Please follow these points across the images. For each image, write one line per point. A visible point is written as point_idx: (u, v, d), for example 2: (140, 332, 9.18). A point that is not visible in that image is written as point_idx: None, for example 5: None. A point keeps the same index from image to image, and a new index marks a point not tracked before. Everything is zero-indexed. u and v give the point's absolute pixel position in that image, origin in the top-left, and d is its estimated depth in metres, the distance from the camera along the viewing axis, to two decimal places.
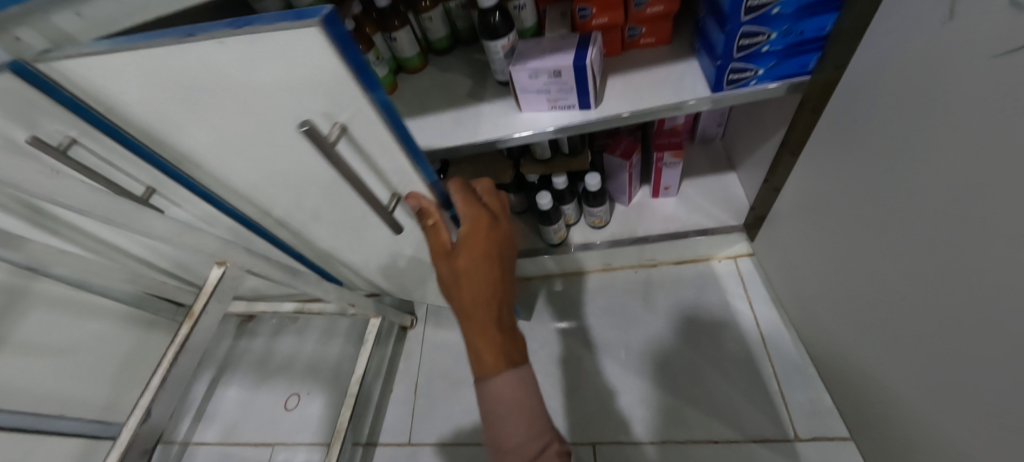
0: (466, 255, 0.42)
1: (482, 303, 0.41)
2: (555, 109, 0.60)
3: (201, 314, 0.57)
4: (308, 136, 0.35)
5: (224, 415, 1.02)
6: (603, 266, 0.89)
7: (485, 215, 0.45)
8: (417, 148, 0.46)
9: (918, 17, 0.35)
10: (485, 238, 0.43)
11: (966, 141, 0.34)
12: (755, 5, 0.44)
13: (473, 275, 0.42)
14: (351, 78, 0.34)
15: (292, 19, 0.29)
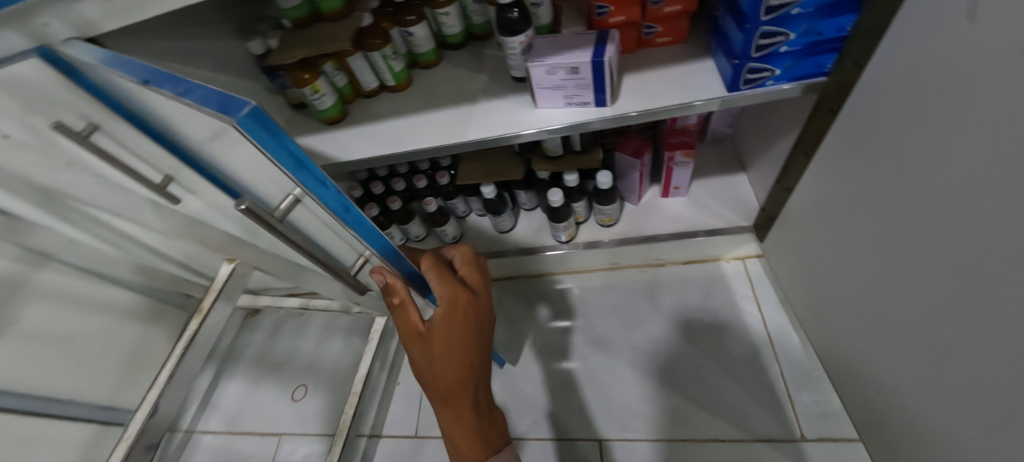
0: (442, 337, 0.48)
1: (457, 379, 0.48)
2: (570, 106, 0.60)
3: (210, 310, 0.63)
4: (246, 213, 0.39)
5: (228, 407, 1.03)
6: (611, 265, 0.89)
7: (460, 296, 0.51)
8: (364, 220, 0.51)
9: (938, 18, 0.36)
10: (461, 318, 0.50)
11: (982, 143, 0.34)
12: (774, 5, 0.44)
13: (449, 354, 0.48)
14: (275, 159, 0.38)
15: (215, 109, 0.33)
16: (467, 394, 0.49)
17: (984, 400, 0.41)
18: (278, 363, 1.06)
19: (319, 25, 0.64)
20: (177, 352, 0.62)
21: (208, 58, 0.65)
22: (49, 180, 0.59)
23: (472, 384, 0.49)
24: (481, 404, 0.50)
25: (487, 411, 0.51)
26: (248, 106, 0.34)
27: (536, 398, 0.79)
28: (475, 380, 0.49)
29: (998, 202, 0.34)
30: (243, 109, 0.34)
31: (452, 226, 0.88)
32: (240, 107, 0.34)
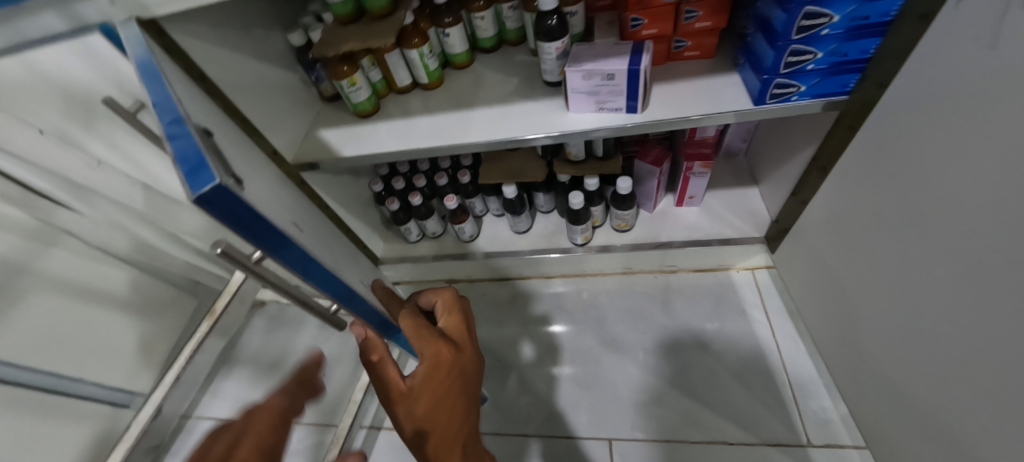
0: (424, 398, 0.46)
1: (443, 440, 0.46)
2: (601, 111, 0.63)
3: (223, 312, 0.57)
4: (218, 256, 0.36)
5: (230, 393, 1.01)
6: (624, 270, 0.92)
7: (441, 352, 0.48)
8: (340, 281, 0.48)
9: (962, 42, 0.39)
10: (444, 376, 0.47)
11: (994, 160, 0.37)
12: (806, 26, 0.47)
13: (432, 414, 0.46)
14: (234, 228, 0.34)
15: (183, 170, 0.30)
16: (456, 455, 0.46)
17: (984, 403, 0.43)
18: (277, 355, 1.01)
19: (363, 21, 0.66)
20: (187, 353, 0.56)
21: (250, 46, 0.66)
22: (80, 174, 0.68)
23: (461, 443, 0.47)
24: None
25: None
26: (208, 187, 0.29)
27: (547, 397, 0.81)
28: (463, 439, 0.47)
29: (1004, 215, 0.37)
30: (201, 188, 0.29)
31: (470, 224, 0.90)
32: (202, 183, 0.30)
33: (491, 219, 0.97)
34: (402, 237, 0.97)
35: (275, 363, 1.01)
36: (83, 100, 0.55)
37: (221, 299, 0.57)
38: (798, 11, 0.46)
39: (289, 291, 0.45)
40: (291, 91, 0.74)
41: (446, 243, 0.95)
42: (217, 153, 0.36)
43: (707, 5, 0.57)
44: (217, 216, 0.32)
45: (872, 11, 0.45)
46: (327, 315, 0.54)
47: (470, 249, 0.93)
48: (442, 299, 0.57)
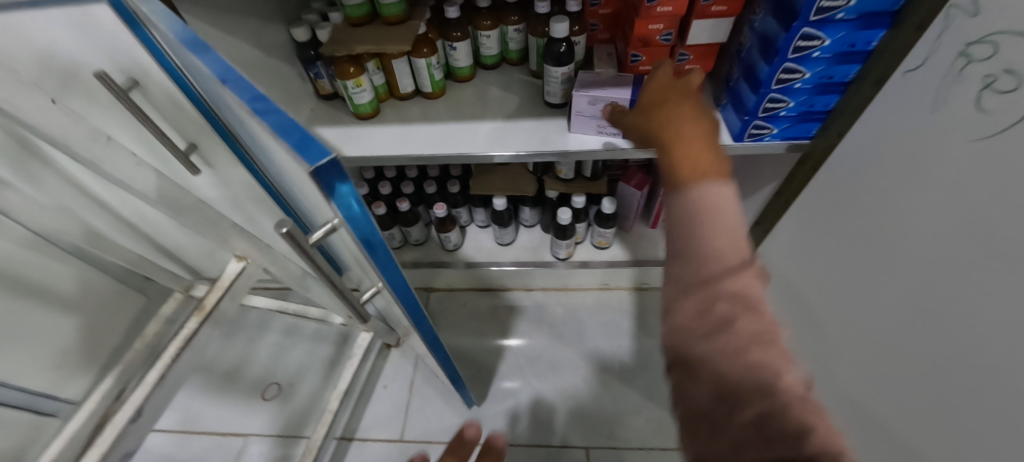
0: (717, 308, 0.28)
1: (739, 426, 0.25)
2: (601, 134, 0.69)
3: (214, 309, 0.50)
4: (283, 237, 0.34)
5: (181, 403, 0.90)
6: (601, 286, 0.98)
7: (699, 155, 0.34)
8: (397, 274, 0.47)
9: (911, 105, 0.48)
10: (754, 285, 0.28)
11: (925, 205, 0.47)
12: (784, 79, 0.55)
13: (734, 352, 0.27)
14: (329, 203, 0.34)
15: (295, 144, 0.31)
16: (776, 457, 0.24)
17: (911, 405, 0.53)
18: (237, 362, 0.95)
19: (376, 26, 0.67)
20: (171, 352, 0.48)
21: (248, 35, 0.65)
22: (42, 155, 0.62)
23: (786, 430, 0.24)
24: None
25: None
26: (325, 159, 0.30)
27: (527, 407, 0.85)
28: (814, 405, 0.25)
29: (933, 249, 0.47)
30: (320, 160, 0.30)
31: (456, 233, 0.91)
32: (317, 156, 0.31)
33: (474, 229, 0.98)
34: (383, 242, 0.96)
35: (231, 374, 0.93)
36: (66, 71, 0.48)
37: (210, 295, 0.51)
38: (780, 66, 0.53)
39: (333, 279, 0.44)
40: (286, 86, 0.72)
41: (429, 251, 0.96)
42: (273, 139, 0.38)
43: (698, 51, 0.65)
44: (325, 192, 0.33)
45: (835, 73, 0.54)
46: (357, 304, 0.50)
47: (453, 258, 0.95)
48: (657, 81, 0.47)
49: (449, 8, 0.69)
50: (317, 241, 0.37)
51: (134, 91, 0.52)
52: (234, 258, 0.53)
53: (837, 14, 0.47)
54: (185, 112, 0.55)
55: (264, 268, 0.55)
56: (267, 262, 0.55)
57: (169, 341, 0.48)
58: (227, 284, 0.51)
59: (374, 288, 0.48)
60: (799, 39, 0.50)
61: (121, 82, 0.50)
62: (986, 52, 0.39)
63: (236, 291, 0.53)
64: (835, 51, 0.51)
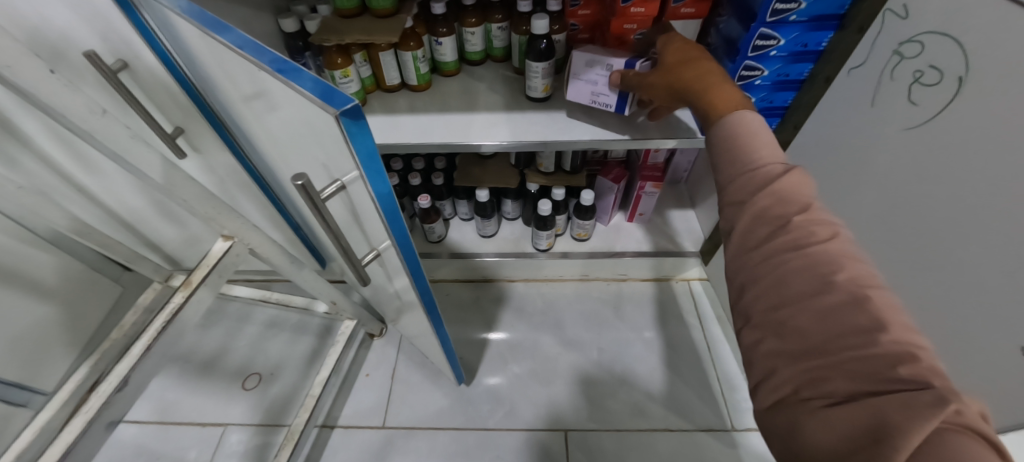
0: (791, 233, 0.34)
1: (824, 338, 0.30)
2: (593, 103, 0.70)
3: (201, 285, 0.51)
4: (298, 190, 0.34)
5: (157, 393, 0.89)
6: (581, 277, 1.02)
7: (725, 92, 0.45)
8: (407, 236, 0.47)
9: (856, 100, 0.53)
10: (803, 185, 0.36)
11: None
12: (746, 75, 0.59)
13: (818, 275, 0.31)
14: (353, 161, 0.33)
15: (319, 95, 0.29)
16: (860, 369, 0.27)
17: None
18: (217, 352, 0.94)
19: (366, 18, 0.70)
20: (157, 325, 0.48)
21: (239, 24, 0.67)
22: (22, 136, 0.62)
23: (873, 350, 0.27)
24: (912, 388, 0.25)
25: (954, 410, 0.23)
26: (350, 105, 0.29)
27: (507, 393, 0.87)
28: (909, 334, 0.28)
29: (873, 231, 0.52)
30: (346, 105, 0.29)
31: (440, 224, 0.94)
32: (342, 102, 0.29)
33: (458, 221, 1.01)
34: None
35: (211, 363, 0.93)
36: (56, 49, 0.49)
37: (196, 272, 0.52)
38: (741, 63, 0.58)
39: (341, 243, 0.44)
40: None
41: (413, 242, 0.98)
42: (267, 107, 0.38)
43: None
44: (346, 136, 0.31)
45: (791, 71, 0.59)
46: (360, 267, 0.49)
47: (437, 249, 0.97)
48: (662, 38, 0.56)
49: (436, 4, 0.72)
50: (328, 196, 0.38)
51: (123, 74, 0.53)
52: (221, 237, 0.54)
53: (790, 16, 0.52)
54: (173, 95, 0.55)
55: (250, 248, 0.56)
56: (255, 241, 0.56)
57: (155, 316, 0.49)
58: (213, 261, 0.52)
59: (373, 251, 0.49)
60: (757, 38, 0.55)
61: (109, 63, 0.51)
62: (914, 50, 0.44)
63: (222, 270, 0.55)
64: (790, 50, 0.56)
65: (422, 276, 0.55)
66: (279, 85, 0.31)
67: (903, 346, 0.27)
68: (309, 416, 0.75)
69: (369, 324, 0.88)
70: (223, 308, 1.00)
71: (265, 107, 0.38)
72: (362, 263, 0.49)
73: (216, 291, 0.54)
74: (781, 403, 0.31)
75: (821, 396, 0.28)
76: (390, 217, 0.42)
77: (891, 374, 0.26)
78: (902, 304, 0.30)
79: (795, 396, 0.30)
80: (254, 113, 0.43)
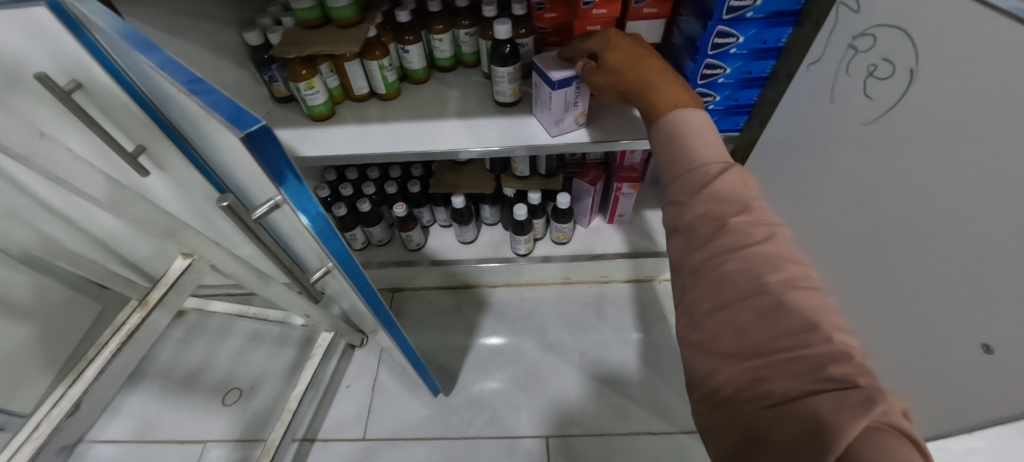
0: (731, 234, 0.34)
1: (759, 339, 0.30)
2: (556, 94, 0.64)
3: (159, 304, 0.51)
4: (224, 210, 0.36)
5: (136, 410, 0.89)
6: (563, 280, 1.01)
7: (673, 94, 0.46)
8: (345, 251, 0.48)
9: (815, 94, 0.52)
10: (742, 184, 0.36)
11: (828, 187, 0.51)
12: (708, 74, 0.59)
13: (753, 277, 0.31)
14: (268, 179, 0.35)
15: (227, 121, 0.31)
16: (794, 371, 0.27)
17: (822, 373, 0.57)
18: (197, 367, 0.94)
19: (328, 29, 0.69)
20: (112, 346, 0.48)
21: (200, 37, 0.66)
22: None
23: (808, 350, 0.27)
24: (843, 388, 0.25)
25: (881, 409, 0.23)
26: (255, 126, 0.30)
27: (488, 400, 0.86)
28: (840, 334, 0.28)
29: (835, 227, 0.51)
30: (250, 127, 0.30)
31: (419, 232, 0.93)
32: (247, 124, 0.31)
33: (437, 228, 1.01)
34: None
35: (192, 379, 0.92)
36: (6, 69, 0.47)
37: (155, 291, 0.52)
38: (702, 62, 0.57)
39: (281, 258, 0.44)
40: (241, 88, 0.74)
41: (393, 251, 0.98)
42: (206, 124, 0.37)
43: None
44: (257, 158, 0.32)
45: (754, 68, 0.59)
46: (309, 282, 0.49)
47: (417, 257, 0.97)
48: (614, 41, 0.53)
49: (400, 13, 0.72)
50: (262, 215, 0.38)
51: (76, 94, 0.50)
52: (180, 256, 0.54)
53: (746, 13, 0.52)
54: (130, 111, 0.54)
55: (213, 265, 0.56)
56: (216, 258, 0.55)
57: (112, 337, 0.49)
58: (171, 280, 0.52)
59: (324, 268, 0.49)
60: (716, 36, 0.54)
61: (60, 84, 0.49)
62: (867, 44, 0.44)
63: (183, 287, 0.54)
64: (750, 47, 0.56)
65: (370, 288, 0.56)
66: (197, 108, 0.33)
67: (835, 345, 0.27)
68: (285, 432, 0.74)
69: (347, 336, 0.87)
70: (205, 322, 1.00)
71: (204, 123, 0.38)
72: (311, 279, 0.50)
73: (176, 308, 0.54)
74: (722, 405, 0.31)
75: (764, 395, 0.28)
76: (324, 235, 0.44)
77: (823, 375, 0.26)
78: (835, 304, 0.30)
79: (736, 396, 0.30)
80: (200, 130, 0.43)
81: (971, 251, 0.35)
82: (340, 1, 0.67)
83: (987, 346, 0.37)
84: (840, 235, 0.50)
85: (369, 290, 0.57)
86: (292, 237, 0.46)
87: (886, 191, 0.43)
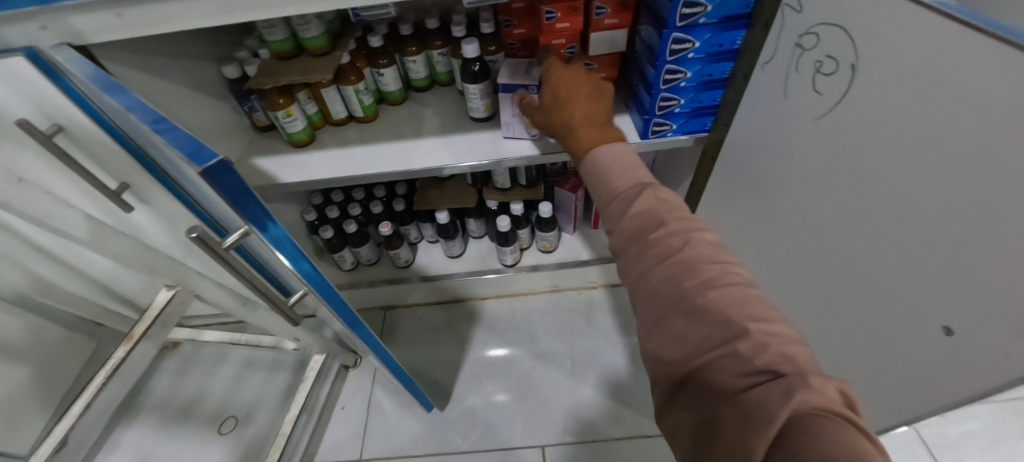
0: (654, 248, 0.36)
1: (692, 342, 0.31)
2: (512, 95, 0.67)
3: (144, 338, 0.52)
4: (194, 241, 0.37)
5: (133, 445, 0.89)
6: (552, 288, 1.02)
7: (590, 133, 0.49)
8: (317, 273, 0.50)
9: (771, 93, 0.53)
10: (658, 201, 0.38)
11: (791, 181, 0.53)
12: (670, 79, 0.60)
13: (675, 284, 0.33)
14: (228, 205, 0.37)
15: (184, 157, 0.33)
16: (729, 368, 0.28)
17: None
18: (193, 396, 0.95)
19: (302, 58, 0.71)
20: (98, 381, 0.49)
21: (179, 74, 0.68)
22: None
23: (735, 345, 0.29)
24: (770, 379, 0.26)
25: (803, 395, 0.24)
26: (213, 161, 0.33)
27: (483, 413, 0.87)
28: (756, 323, 0.29)
29: (800, 220, 0.52)
30: (208, 161, 0.33)
31: (406, 250, 0.94)
32: (206, 158, 0.34)
33: (425, 245, 1.02)
34: (336, 265, 0.99)
35: (189, 408, 0.93)
36: None
37: (140, 325, 0.53)
38: (663, 68, 0.58)
39: (254, 282, 0.45)
40: (221, 121, 0.76)
41: (382, 270, 0.99)
42: (172, 158, 0.39)
43: (602, 61, 0.70)
44: (218, 189, 0.35)
45: (713, 70, 0.61)
46: (285, 307, 0.50)
47: (406, 274, 0.98)
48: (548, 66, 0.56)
49: (372, 38, 0.74)
50: (232, 244, 0.40)
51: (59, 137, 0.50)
52: (164, 287, 0.55)
53: (699, 19, 0.54)
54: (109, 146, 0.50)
55: (196, 294, 0.57)
56: (199, 287, 0.56)
57: (97, 372, 0.50)
58: (155, 312, 0.53)
59: (301, 290, 0.50)
60: (672, 43, 0.56)
61: (42, 128, 0.48)
62: (812, 41, 0.45)
63: (167, 319, 0.55)
64: (707, 51, 0.58)
65: (346, 305, 0.57)
66: (160, 144, 0.35)
67: (761, 336, 0.28)
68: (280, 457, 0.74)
69: (339, 357, 0.87)
70: (200, 352, 1.01)
71: (173, 161, 0.40)
72: (288, 302, 0.51)
73: (162, 340, 0.55)
74: (676, 406, 0.31)
75: (709, 395, 0.29)
76: (291, 257, 0.46)
77: (752, 367, 0.27)
78: (757, 293, 0.31)
79: (685, 397, 0.30)
80: (171, 167, 0.45)
81: (926, 237, 0.36)
82: (311, 31, 0.69)
83: (948, 328, 0.37)
84: (807, 227, 0.51)
85: (346, 310, 0.58)
86: (268, 262, 0.47)
87: (842, 183, 0.44)
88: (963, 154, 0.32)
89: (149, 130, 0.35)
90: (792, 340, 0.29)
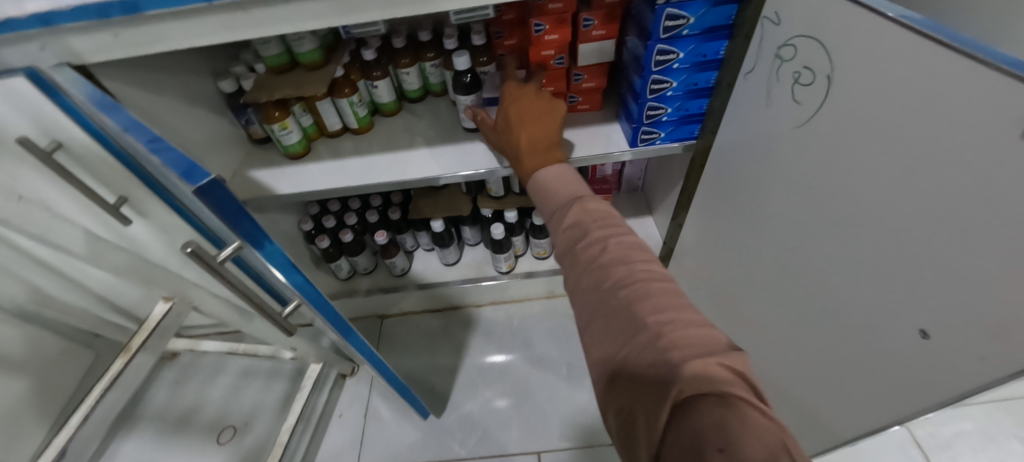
0: (578, 257, 0.38)
1: (609, 341, 0.33)
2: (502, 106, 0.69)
3: (141, 349, 0.53)
4: (189, 256, 0.38)
5: (131, 455, 0.89)
6: (547, 294, 1.03)
7: (535, 158, 0.52)
8: (311, 285, 0.51)
9: (754, 101, 0.54)
10: (584, 211, 0.40)
11: (774, 188, 0.54)
12: (655, 89, 0.62)
13: (594, 289, 0.35)
14: (222, 221, 0.38)
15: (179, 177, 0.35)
16: (636, 362, 0.30)
17: (788, 366, 0.58)
18: (192, 406, 0.95)
19: (297, 72, 0.73)
20: (95, 394, 0.50)
21: (176, 89, 0.70)
22: None
23: (639, 340, 0.31)
24: (662, 368, 0.28)
25: (681, 383, 0.26)
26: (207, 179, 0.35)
27: (480, 419, 0.87)
28: (657, 317, 0.31)
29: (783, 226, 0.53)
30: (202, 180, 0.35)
31: (402, 258, 0.96)
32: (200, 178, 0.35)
33: (422, 252, 1.03)
34: (333, 273, 1.00)
35: (187, 418, 0.94)
36: None
37: (138, 336, 0.54)
38: (648, 78, 0.60)
39: (249, 295, 0.46)
40: (217, 133, 0.77)
41: (379, 278, 1.00)
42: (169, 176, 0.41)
43: (591, 71, 0.72)
44: (212, 206, 0.36)
45: (699, 80, 0.62)
46: (279, 319, 0.51)
47: (403, 282, 0.99)
48: (506, 87, 0.57)
49: (366, 51, 0.76)
50: (227, 259, 0.41)
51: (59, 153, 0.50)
52: (161, 299, 0.56)
53: (682, 31, 0.55)
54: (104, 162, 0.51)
55: (193, 306, 0.58)
56: (196, 299, 0.57)
57: (95, 383, 0.50)
58: (153, 324, 0.54)
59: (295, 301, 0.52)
60: (657, 54, 0.57)
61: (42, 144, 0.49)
62: (790, 53, 0.47)
63: (164, 330, 0.56)
64: (692, 61, 0.59)
65: (339, 316, 0.58)
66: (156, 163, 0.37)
67: (661, 328, 0.30)
68: None
69: (336, 365, 0.88)
70: (198, 362, 1.02)
71: (170, 179, 0.42)
72: (282, 313, 0.52)
73: (159, 351, 0.56)
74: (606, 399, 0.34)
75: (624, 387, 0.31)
76: (285, 269, 0.47)
77: (651, 359, 0.29)
78: (668, 287, 0.33)
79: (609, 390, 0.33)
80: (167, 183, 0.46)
81: (901, 242, 0.37)
82: (306, 46, 0.70)
83: (924, 331, 0.37)
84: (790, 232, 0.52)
85: (338, 321, 0.59)
86: (264, 275, 0.49)
87: (821, 189, 0.45)
88: (934, 161, 0.33)
89: (145, 149, 0.37)
90: (697, 327, 0.30)
